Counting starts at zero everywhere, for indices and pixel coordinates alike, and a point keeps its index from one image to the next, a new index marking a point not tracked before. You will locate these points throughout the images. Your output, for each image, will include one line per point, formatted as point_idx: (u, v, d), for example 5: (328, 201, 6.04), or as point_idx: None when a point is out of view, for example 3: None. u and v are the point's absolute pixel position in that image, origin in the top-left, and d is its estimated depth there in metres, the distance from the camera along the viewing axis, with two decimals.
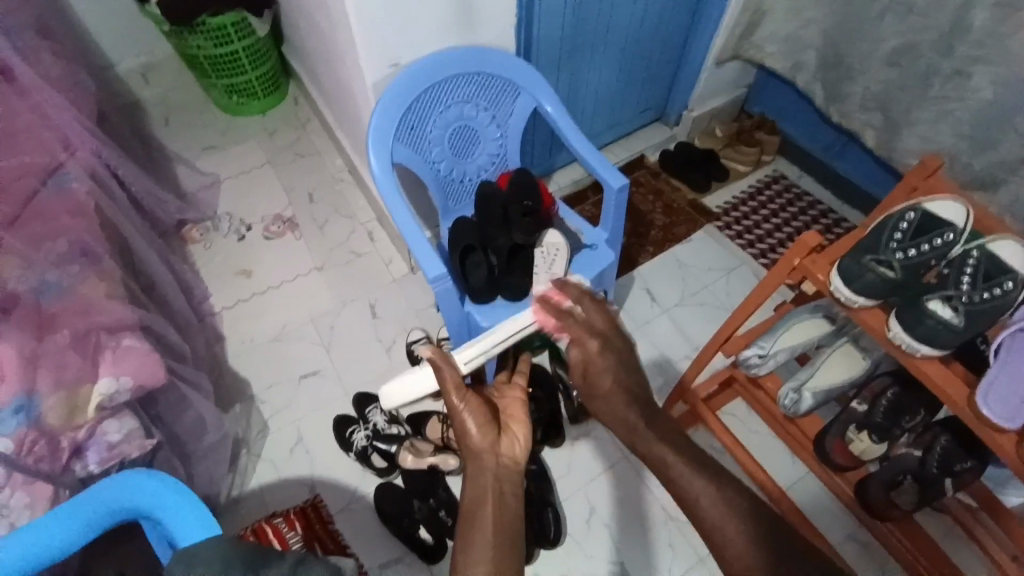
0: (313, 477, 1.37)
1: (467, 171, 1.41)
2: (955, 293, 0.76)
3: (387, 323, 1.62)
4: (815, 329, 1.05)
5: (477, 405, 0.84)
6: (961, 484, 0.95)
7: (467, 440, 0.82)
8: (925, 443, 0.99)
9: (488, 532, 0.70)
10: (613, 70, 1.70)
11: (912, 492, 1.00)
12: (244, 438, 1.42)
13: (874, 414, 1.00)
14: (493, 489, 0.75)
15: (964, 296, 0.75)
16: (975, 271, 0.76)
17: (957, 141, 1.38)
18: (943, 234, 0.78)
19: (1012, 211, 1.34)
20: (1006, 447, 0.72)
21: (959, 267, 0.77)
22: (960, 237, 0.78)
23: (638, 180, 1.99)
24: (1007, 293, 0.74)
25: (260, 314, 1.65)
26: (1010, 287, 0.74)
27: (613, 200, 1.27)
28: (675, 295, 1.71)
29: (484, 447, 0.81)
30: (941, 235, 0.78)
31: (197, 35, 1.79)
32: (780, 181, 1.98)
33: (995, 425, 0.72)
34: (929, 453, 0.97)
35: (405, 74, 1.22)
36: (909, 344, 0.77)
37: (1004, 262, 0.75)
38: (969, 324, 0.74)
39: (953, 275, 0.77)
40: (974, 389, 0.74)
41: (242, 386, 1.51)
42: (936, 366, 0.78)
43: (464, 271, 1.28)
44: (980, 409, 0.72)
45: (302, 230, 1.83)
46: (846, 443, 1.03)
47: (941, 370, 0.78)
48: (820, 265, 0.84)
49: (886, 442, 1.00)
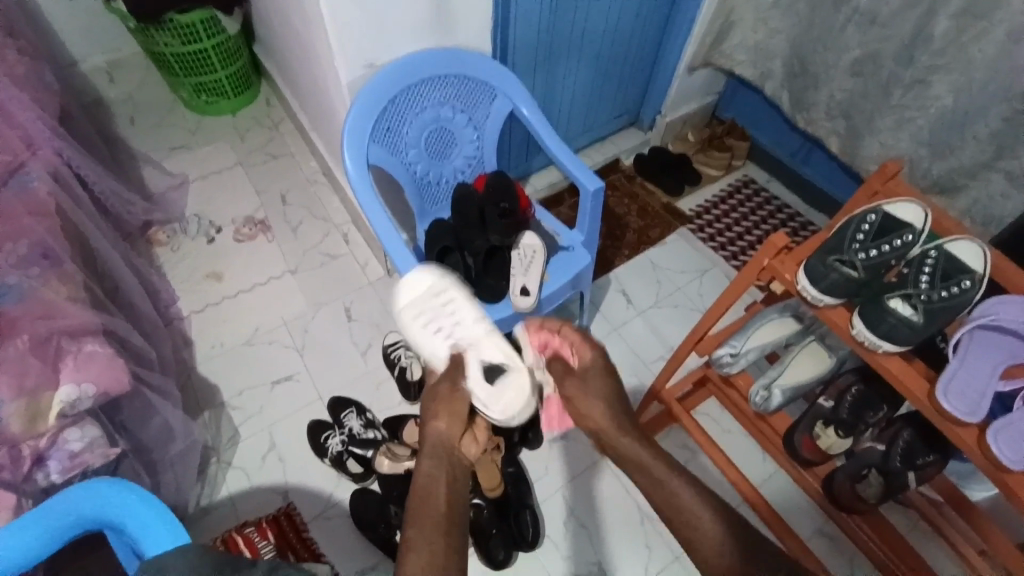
0: (286, 484, 1.34)
1: (443, 172, 1.41)
2: (914, 292, 0.79)
3: (362, 326, 1.60)
4: (784, 328, 1.08)
5: (443, 397, 0.84)
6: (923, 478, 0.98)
7: (428, 428, 0.80)
8: (887, 438, 1.02)
9: (439, 508, 0.68)
10: (588, 74, 1.72)
11: (876, 486, 1.04)
12: (214, 445, 1.38)
13: (839, 409, 1.03)
14: (447, 473, 0.73)
15: (922, 294, 0.79)
16: (933, 270, 0.80)
17: (916, 146, 1.44)
18: (902, 235, 0.82)
19: (968, 213, 1.40)
20: (968, 441, 0.75)
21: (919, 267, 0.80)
22: (918, 239, 0.82)
23: (614, 184, 2.01)
24: (965, 291, 0.77)
25: (231, 319, 1.60)
26: (967, 286, 0.77)
27: (590, 202, 1.29)
28: (650, 297, 1.74)
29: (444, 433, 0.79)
30: (900, 236, 0.82)
31: (165, 32, 1.74)
32: (750, 186, 2.03)
33: (958, 419, 0.75)
34: (891, 448, 1.01)
35: (380, 74, 1.21)
36: (872, 342, 0.79)
37: (960, 262, 0.80)
38: (929, 321, 0.77)
39: (912, 274, 0.81)
40: (935, 383, 0.77)
41: (211, 392, 1.47)
42: (900, 362, 0.80)
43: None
44: (941, 403, 0.75)
45: (275, 232, 1.79)
46: (814, 439, 1.05)
47: (903, 365, 0.80)
48: (788, 265, 0.86)
49: (851, 437, 1.03)
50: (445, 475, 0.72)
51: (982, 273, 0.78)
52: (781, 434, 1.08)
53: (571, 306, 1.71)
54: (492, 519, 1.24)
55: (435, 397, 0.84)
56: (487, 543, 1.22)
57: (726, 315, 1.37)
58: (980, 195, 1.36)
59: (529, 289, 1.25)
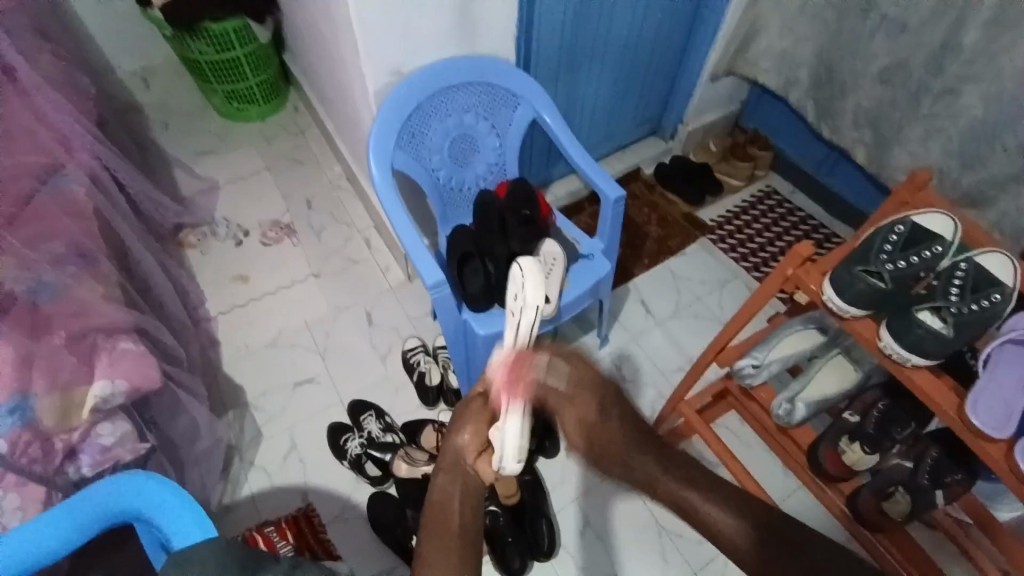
0: (305, 484, 1.36)
1: (465, 179, 1.43)
2: (943, 304, 0.77)
3: (383, 330, 1.62)
4: (807, 340, 1.06)
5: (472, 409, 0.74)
6: (951, 496, 0.95)
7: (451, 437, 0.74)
8: (915, 454, 1.01)
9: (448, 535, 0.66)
10: (610, 83, 1.73)
11: (904, 502, 1.00)
12: (237, 444, 1.41)
13: (865, 424, 1.01)
14: (462, 494, 0.69)
15: (952, 307, 0.77)
16: (963, 283, 0.78)
17: (946, 157, 1.40)
18: (931, 247, 0.80)
19: (1000, 226, 1.37)
20: (996, 458, 0.72)
21: (948, 279, 0.79)
22: (948, 251, 0.80)
23: (635, 192, 2.01)
24: (995, 305, 0.76)
25: (255, 320, 1.64)
26: (998, 299, 0.76)
27: (611, 210, 1.29)
28: (670, 306, 1.73)
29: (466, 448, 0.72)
30: (928, 248, 0.80)
31: (199, 40, 1.81)
32: (773, 196, 2.01)
33: (986, 435, 0.73)
34: (919, 464, 0.99)
35: (406, 83, 1.24)
36: (899, 354, 0.78)
37: (991, 274, 0.78)
38: (958, 334, 0.76)
39: (940, 286, 0.79)
40: (965, 399, 0.75)
41: (235, 392, 1.50)
42: (925, 374, 0.79)
43: (462, 278, 1.29)
44: (970, 419, 0.73)
45: (299, 236, 1.83)
46: (838, 453, 1.02)
47: (930, 378, 0.78)
48: (812, 275, 0.85)
49: (877, 453, 1.01)
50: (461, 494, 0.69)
51: (1013, 286, 0.77)
52: (803, 449, 1.06)
53: (589, 315, 1.71)
54: (508, 527, 1.23)
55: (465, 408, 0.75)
56: (503, 550, 1.22)
57: (748, 326, 1.36)
58: (1012, 208, 1.33)
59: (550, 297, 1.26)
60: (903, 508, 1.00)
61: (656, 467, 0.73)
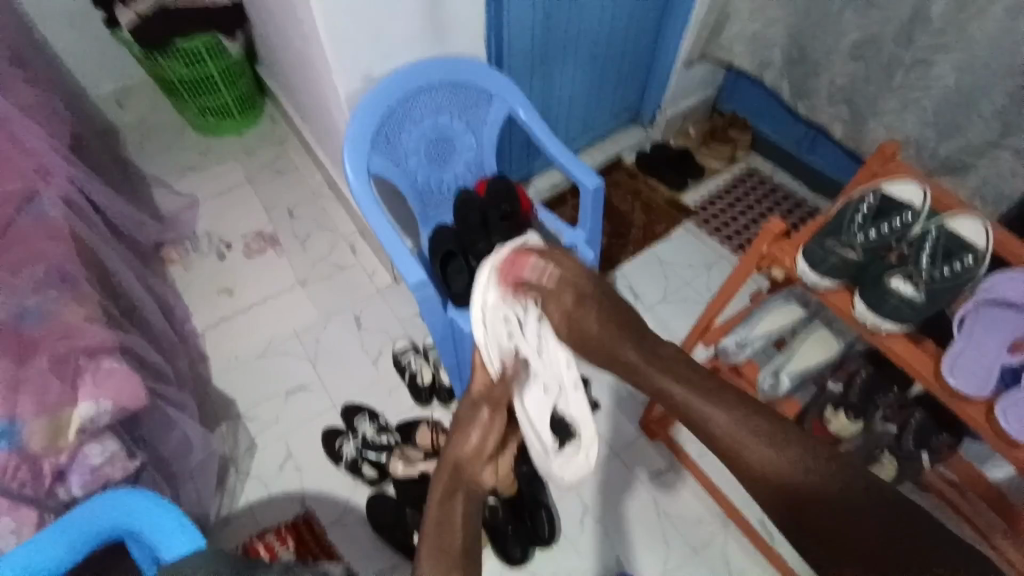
0: (303, 492, 1.36)
1: (444, 178, 1.43)
2: (916, 271, 0.78)
3: (372, 334, 1.62)
4: (789, 316, 1.07)
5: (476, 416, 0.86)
6: (937, 457, 0.97)
7: (457, 447, 0.84)
8: (901, 420, 0.99)
9: (456, 533, 0.76)
10: (586, 75, 1.73)
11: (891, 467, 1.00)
12: (232, 455, 1.41)
13: (849, 394, 1.02)
14: (460, 492, 0.81)
15: (924, 273, 0.78)
16: (935, 248, 0.79)
17: (921, 127, 1.42)
18: (901, 216, 0.81)
19: (978, 192, 1.38)
20: (977, 419, 0.73)
21: (919, 246, 0.80)
22: (919, 218, 0.81)
23: (616, 182, 2.02)
24: (967, 268, 0.77)
25: (245, 332, 1.64)
26: (970, 262, 0.77)
27: (590, 201, 1.29)
28: (658, 292, 1.74)
29: (467, 456, 0.84)
30: (899, 217, 0.81)
31: (169, 57, 1.78)
32: (754, 176, 2.02)
33: (963, 395, 0.74)
34: (905, 429, 0.98)
35: (378, 88, 1.23)
36: (874, 322, 0.79)
37: (964, 238, 0.78)
38: (931, 300, 0.76)
39: (911, 254, 0.80)
40: (941, 361, 0.76)
41: (227, 405, 1.50)
42: (901, 340, 0.79)
43: (447, 277, 1.30)
44: (946, 380, 0.74)
45: (283, 245, 1.82)
46: (824, 423, 1.03)
47: (908, 345, 0.79)
48: (787, 251, 0.85)
49: (863, 420, 1.01)
50: (461, 512, 0.79)
51: (985, 248, 0.77)
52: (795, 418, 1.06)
53: None
54: (507, 517, 1.26)
55: (465, 417, 0.86)
56: (503, 542, 1.24)
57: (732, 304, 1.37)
58: (988, 172, 1.34)
59: None
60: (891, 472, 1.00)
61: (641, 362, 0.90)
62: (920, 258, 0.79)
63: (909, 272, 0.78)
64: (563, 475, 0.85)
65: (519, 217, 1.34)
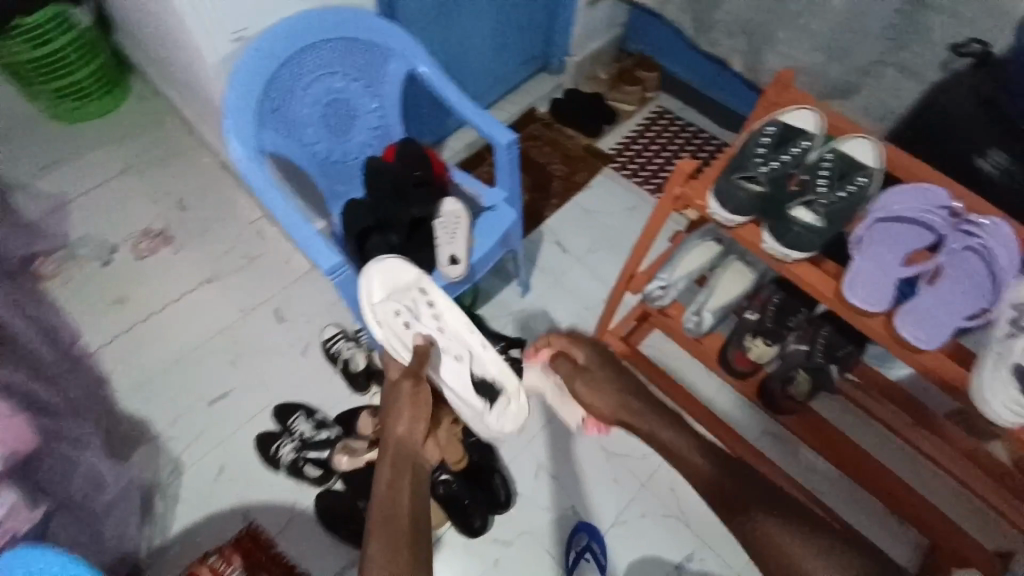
0: (244, 503, 1.29)
1: (347, 149, 1.31)
2: (816, 197, 0.80)
3: (295, 324, 1.52)
4: (708, 252, 1.09)
5: (417, 399, 0.93)
6: (845, 367, 1.04)
7: (393, 430, 0.91)
8: (809, 337, 1.05)
9: (405, 511, 0.84)
10: (487, 22, 1.64)
11: (803, 383, 1.07)
12: (156, 482, 1.30)
13: (764, 320, 1.07)
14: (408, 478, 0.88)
15: (823, 198, 0.80)
16: (830, 172, 0.82)
17: (814, 53, 1.46)
18: (798, 143, 0.83)
19: (866, 112, 1.45)
20: (878, 330, 0.77)
21: (817, 171, 0.82)
22: (814, 144, 0.84)
23: (533, 134, 1.96)
24: (860, 188, 0.81)
25: (151, 342, 1.49)
26: (863, 182, 0.81)
27: (505, 158, 1.24)
28: (585, 242, 1.74)
29: (410, 436, 0.91)
30: (797, 145, 0.83)
31: (11, 38, 1.51)
32: (665, 116, 2.04)
33: (864, 310, 0.77)
34: (814, 345, 1.04)
35: (250, 53, 1.09)
36: (782, 253, 0.80)
37: (854, 160, 0.82)
38: (831, 222, 0.79)
39: (810, 180, 0.82)
40: (841, 279, 0.79)
41: (142, 424, 1.37)
42: (807, 266, 0.81)
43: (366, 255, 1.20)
44: (847, 297, 0.77)
45: (179, 242, 1.64)
46: (745, 351, 1.09)
47: (813, 271, 0.81)
48: (699, 190, 0.84)
49: (778, 343, 1.07)
50: (407, 488, 0.86)
51: (875, 167, 0.81)
52: (715, 350, 1.15)
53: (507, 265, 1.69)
54: (462, 489, 1.25)
55: (398, 398, 0.93)
56: (462, 514, 1.24)
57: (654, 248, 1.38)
58: (874, 92, 1.41)
59: (457, 257, 1.18)
60: (808, 386, 1.07)
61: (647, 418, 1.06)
62: (819, 184, 0.81)
63: (809, 198, 0.80)
64: (498, 424, 1.06)
65: (433, 182, 1.26)
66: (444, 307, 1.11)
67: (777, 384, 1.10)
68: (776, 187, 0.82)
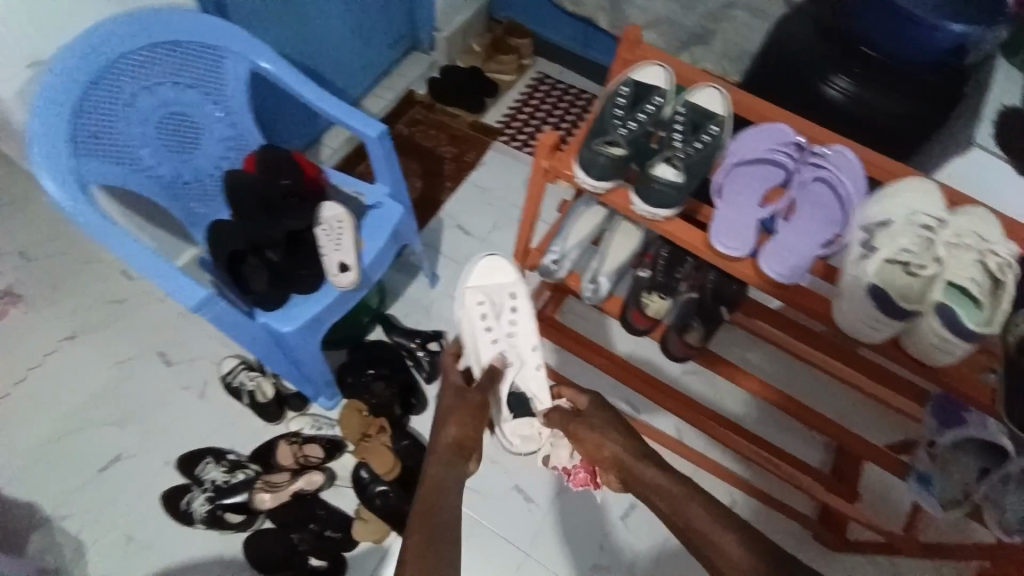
0: (166, 567, 1.19)
1: (201, 167, 1.18)
2: (674, 152, 0.79)
3: (188, 364, 1.38)
4: (595, 217, 1.10)
5: (472, 408, 0.92)
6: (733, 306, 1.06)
7: (450, 431, 0.89)
8: (698, 284, 1.06)
9: (448, 513, 0.77)
10: (338, 5, 1.52)
11: (699, 329, 1.06)
12: (58, 567, 1.17)
13: (656, 275, 1.07)
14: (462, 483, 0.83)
15: (681, 152, 0.79)
16: (685, 126, 0.81)
17: (668, 4, 1.50)
18: (652, 101, 0.82)
19: (725, 55, 1.52)
20: (748, 274, 0.75)
21: (673, 127, 0.81)
22: (666, 100, 0.84)
23: (415, 117, 1.88)
24: (715, 137, 0.81)
25: (17, 418, 1.30)
26: (716, 131, 0.81)
27: (378, 151, 1.16)
28: (487, 222, 1.71)
29: (464, 435, 0.89)
30: (651, 103, 0.82)
31: None
32: (546, 82, 2.01)
33: (732, 257, 0.76)
34: (704, 290, 1.05)
35: (47, 77, 0.94)
36: (650, 213, 0.78)
37: (704, 111, 0.83)
38: (692, 176, 0.78)
39: (667, 135, 0.81)
40: (708, 231, 0.77)
41: (28, 513, 1.21)
42: (678, 223, 0.80)
43: (242, 280, 1.08)
44: (715, 247, 0.75)
45: (28, 297, 1.43)
46: (642, 309, 1.07)
47: (683, 226, 0.79)
48: (565, 160, 0.81)
49: (671, 296, 1.07)
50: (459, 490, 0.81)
51: (724, 116, 0.82)
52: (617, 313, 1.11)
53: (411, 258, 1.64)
54: (401, 496, 1.22)
55: (458, 403, 0.92)
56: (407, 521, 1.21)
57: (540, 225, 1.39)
58: (728, 35, 1.47)
59: (347, 264, 1.11)
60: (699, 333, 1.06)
61: (666, 480, 0.85)
62: (676, 138, 0.81)
63: (668, 153, 0.79)
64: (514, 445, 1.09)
65: (301, 189, 1.17)
66: (524, 315, 1.11)
67: (675, 333, 1.08)
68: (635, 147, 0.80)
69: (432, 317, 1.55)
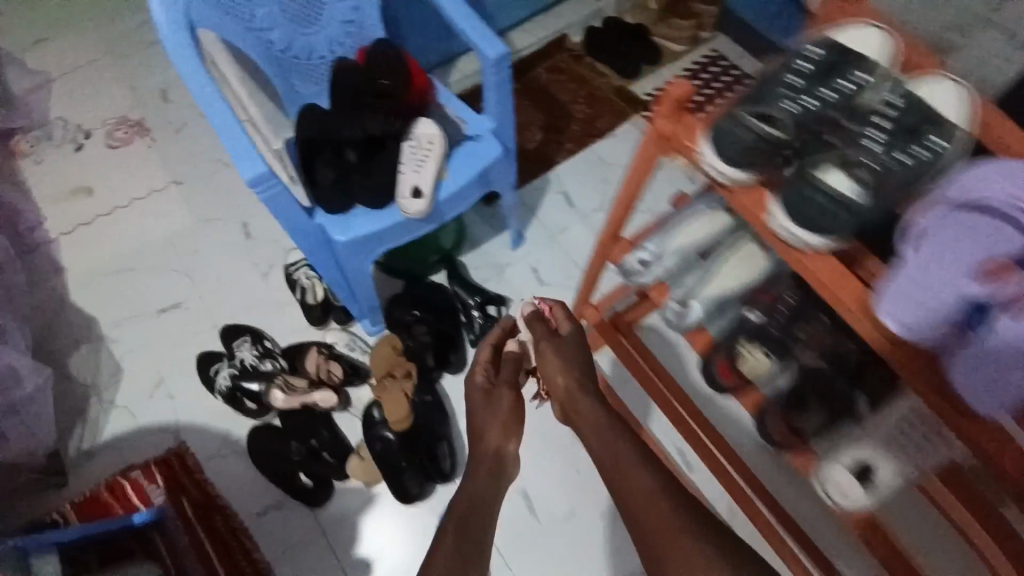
0: (177, 422, 1.23)
1: (313, 44, 1.06)
2: (866, 151, 0.60)
3: (261, 243, 1.40)
4: (715, 223, 0.91)
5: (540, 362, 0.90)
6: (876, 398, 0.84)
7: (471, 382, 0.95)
8: (831, 351, 0.86)
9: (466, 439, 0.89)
10: None
11: (817, 411, 0.88)
12: (94, 384, 1.26)
13: (769, 324, 0.88)
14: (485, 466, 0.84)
15: (878, 156, 0.60)
16: (895, 126, 0.61)
17: None
18: (849, 76, 0.63)
19: None
20: (905, 362, 0.61)
21: (877, 117, 0.62)
22: (870, 80, 0.63)
23: (556, 66, 1.67)
24: (930, 157, 0.60)
25: (111, 236, 1.42)
26: (934, 149, 0.60)
27: (491, 77, 0.99)
28: (595, 200, 1.51)
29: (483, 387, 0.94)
30: (846, 78, 0.63)
31: None
32: (720, 63, 1.67)
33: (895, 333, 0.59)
34: (839, 360, 0.85)
35: None
36: (789, 232, 0.63)
37: (936, 111, 0.62)
38: (878, 198, 0.60)
39: (863, 127, 0.62)
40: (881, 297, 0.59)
41: (86, 324, 1.32)
42: (825, 263, 0.64)
43: (313, 176, 0.99)
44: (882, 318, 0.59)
45: (153, 136, 1.55)
46: (731, 365, 0.95)
47: (830, 267, 0.64)
48: (688, 130, 0.69)
49: (781, 359, 0.89)
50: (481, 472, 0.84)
51: (961, 128, 0.61)
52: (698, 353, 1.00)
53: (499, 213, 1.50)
54: (401, 452, 1.14)
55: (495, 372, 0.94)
56: (398, 478, 1.14)
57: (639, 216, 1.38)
58: None
59: (421, 190, 0.99)
60: (814, 422, 0.89)
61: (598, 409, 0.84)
62: (874, 131, 0.61)
63: (859, 153, 0.61)
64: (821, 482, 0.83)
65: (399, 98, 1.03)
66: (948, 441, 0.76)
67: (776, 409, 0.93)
68: (809, 130, 0.63)
69: (500, 280, 1.41)
